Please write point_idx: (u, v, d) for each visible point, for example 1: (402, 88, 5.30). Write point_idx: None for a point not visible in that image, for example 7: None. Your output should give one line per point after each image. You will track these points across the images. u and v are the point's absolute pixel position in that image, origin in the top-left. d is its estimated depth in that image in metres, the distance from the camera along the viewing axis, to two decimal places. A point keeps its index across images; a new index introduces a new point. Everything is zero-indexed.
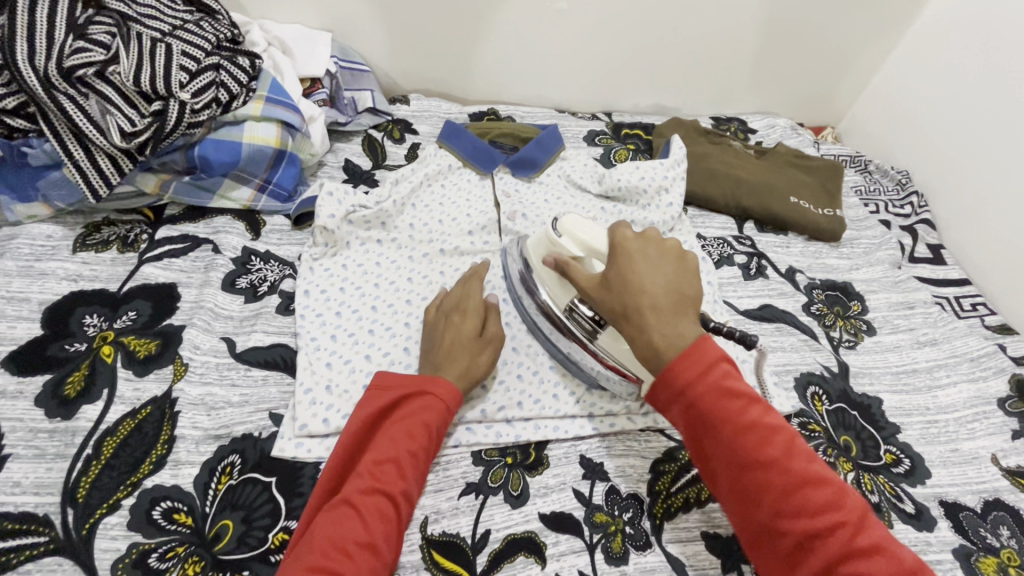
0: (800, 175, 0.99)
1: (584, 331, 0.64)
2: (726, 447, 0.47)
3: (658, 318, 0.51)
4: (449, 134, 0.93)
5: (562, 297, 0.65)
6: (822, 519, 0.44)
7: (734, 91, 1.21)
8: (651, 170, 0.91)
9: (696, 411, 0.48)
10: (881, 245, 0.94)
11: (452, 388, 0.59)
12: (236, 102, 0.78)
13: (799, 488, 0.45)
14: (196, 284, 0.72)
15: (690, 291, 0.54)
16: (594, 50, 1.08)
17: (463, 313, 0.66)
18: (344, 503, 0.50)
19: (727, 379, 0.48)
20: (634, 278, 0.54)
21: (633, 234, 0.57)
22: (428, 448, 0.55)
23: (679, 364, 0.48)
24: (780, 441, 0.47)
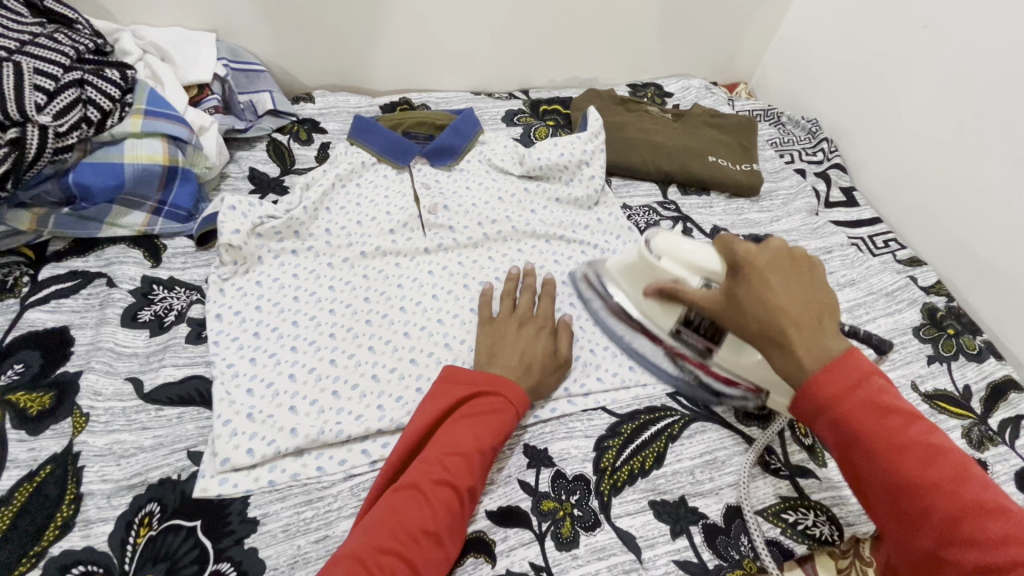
0: (717, 134, 1.01)
1: (694, 351, 0.66)
2: (841, 425, 0.46)
3: (805, 336, 0.49)
4: (360, 130, 0.88)
5: (668, 322, 0.66)
6: (925, 475, 0.43)
7: (647, 56, 1.21)
8: (570, 145, 0.89)
9: (804, 385, 0.48)
10: (798, 195, 0.97)
11: (521, 394, 0.59)
12: (111, 119, 0.71)
13: (965, 515, 0.42)
14: (91, 325, 0.66)
15: (823, 299, 0.53)
16: (501, 27, 1.05)
17: (537, 328, 0.66)
18: (415, 488, 0.50)
19: (881, 395, 0.46)
20: (771, 298, 0.51)
21: (761, 248, 0.54)
22: (495, 449, 0.55)
23: (831, 373, 0.47)
24: (944, 464, 0.44)
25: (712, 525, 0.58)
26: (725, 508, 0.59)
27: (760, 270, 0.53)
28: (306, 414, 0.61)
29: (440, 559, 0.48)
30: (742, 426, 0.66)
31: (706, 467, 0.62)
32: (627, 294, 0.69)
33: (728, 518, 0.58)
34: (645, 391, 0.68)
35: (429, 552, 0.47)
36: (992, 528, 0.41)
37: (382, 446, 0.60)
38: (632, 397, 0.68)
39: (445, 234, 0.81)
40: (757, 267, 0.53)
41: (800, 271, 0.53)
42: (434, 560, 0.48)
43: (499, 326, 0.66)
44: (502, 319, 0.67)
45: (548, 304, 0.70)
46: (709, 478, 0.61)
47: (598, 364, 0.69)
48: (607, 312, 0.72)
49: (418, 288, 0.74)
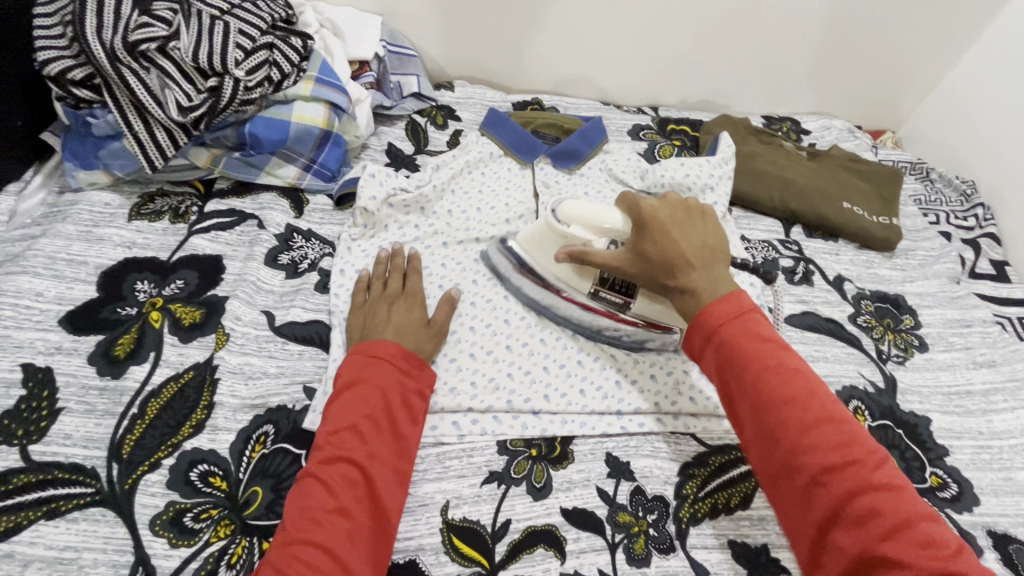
0: (855, 180, 0.95)
1: (614, 307, 0.69)
2: (722, 348, 0.52)
3: (703, 278, 0.57)
4: (492, 123, 0.92)
5: (583, 283, 0.69)
6: (834, 453, 0.45)
7: (788, 90, 1.16)
8: (697, 167, 0.88)
9: (724, 354, 0.52)
10: (939, 258, 0.89)
11: (397, 348, 0.60)
12: (287, 81, 0.80)
13: (815, 425, 0.47)
14: (240, 258, 0.74)
15: (714, 243, 0.60)
16: (643, 42, 1.06)
17: (407, 302, 0.66)
18: (310, 476, 0.50)
19: (755, 325, 0.52)
20: (674, 243, 0.59)
21: (660, 203, 0.62)
22: (387, 410, 0.55)
23: (716, 306, 0.54)
24: (802, 382, 0.49)
25: None
26: None
27: (661, 222, 0.60)
28: None
29: (354, 531, 0.48)
30: None
31: None
32: (535, 260, 0.72)
33: None
34: None
35: (333, 529, 0.47)
36: (830, 435, 0.46)
37: (471, 422, 0.62)
38: (725, 430, 0.65)
39: None
40: (658, 219, 0.60)
41: (692, 218, 0.61)
42: (345, 533, 0.47)
43: (369, 308, 0.66)
44: (371, 301, 0.67)
45: (415, 280, 0.70)
46: None
47: (692, 387, 0.67)
48: (528, 287, 0.73)
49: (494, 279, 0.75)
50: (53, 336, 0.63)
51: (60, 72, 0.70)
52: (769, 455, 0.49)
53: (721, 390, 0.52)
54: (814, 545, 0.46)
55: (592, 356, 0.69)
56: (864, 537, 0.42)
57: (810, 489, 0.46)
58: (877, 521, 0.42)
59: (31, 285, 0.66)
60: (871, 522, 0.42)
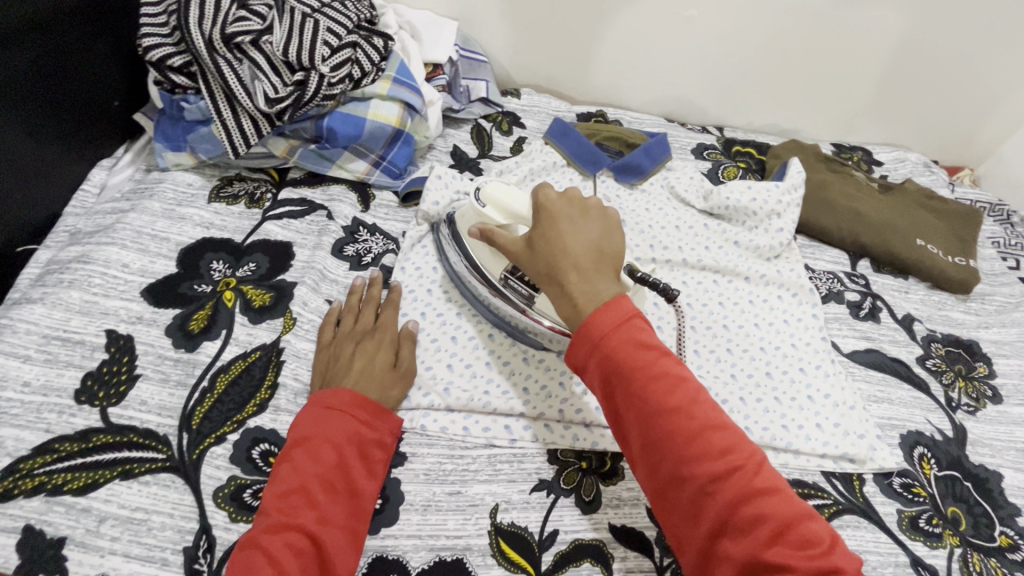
0: (930, 218, 0.91)
1: (521, 301, 0.65)
2: (608, 360, 0.48)
3: (581, 278, 0.52)
4: (557, 132, 0.93)
5: (496, 268, 0.66)
6: (719, 460, 0.44)
7: (861, 118, 1.13)
8: (765, 192, 0.86)
9: (613, 364, 0.48)
10: (1018, 306, 0.84)
11: (356, 399, 0.56)
12: (366, 80, 0.82)
13: (699, 434, 0.45)
14: (309, 246, 0.77)
15: (613, 245, 0.56)
16: (714, 62, 1.05)
17: (375, 342, 0.62)
18: (252, 547, 0.46)
19: (642, 332, 0.49)
20: (557, 238, 0.55)
21: (553, 196, 0.58)
22: (343, 464, 0.52)
23: (598, 313, 0.49)
24: (687, 391, 0.47)
25: None
26: None
27: (551, 217, 0.56)
28: (460, 375, 0.65)
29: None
30: (905, 537, 0.59)
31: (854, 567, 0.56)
32: (466, 238, 0.70)
33: None
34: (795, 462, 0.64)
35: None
36: (714, 442, 0.44)
37: (523, 427, 0.63)
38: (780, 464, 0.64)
39: None
40: (549, 211, 0.57)
41: (586, 216, 0.57)
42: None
43: (336, 346, 0.63)
44: (338, 339, 0.64)
45: (390, 316, 0.66)
46: None
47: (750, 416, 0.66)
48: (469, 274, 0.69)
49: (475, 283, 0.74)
50: (135, 306, 0.66)
51: (161, 58, 0.75)
52: (656, 468, 0.46)
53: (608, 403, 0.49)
54: (702, 555, 0.44)
55: None
56: (749, 544, 0.41)
57: (698, 499, 0.44)
58: (762, 527, 0.41)
59: (118, 257, 0.69)
60: (758, 527, 0.41)
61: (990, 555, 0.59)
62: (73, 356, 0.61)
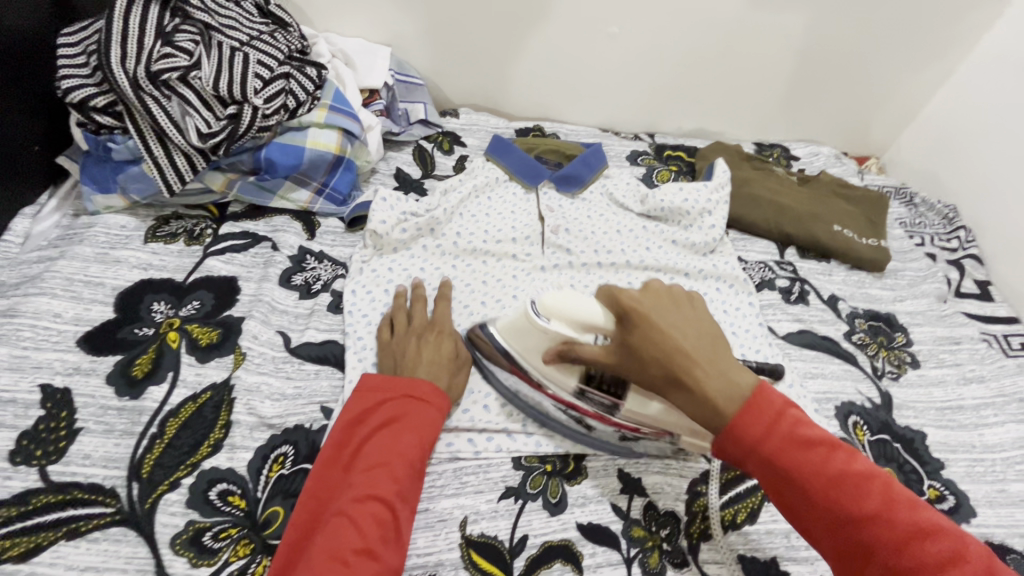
0: (843, 205, 0.99)
1: (601, 407, 0.61)
2: (722, 421, 0.49)
3: (711, 372, 0.50)
4: (497, 149, 0.97)
5: (567, 382, 0.61)
6: (872, 508, 0.44)
7: (777, 119, 1.22)
8: (695, 192, 0.92)
9: (720, 412, 0.49)
10: (927, 278, 0.92)
11: (433, 388, 0.60)
12: (303, 109, 0.83)
13: (838, 481, 0.45)
14: (255, 278, 0.76)
15: (711, 330, 0.54)
16: (639, 74, 1.12)
17: (434, 338, 0.66)
18: (341, 514, 0.50)
19: (751, 383, 0.50)
20: (666, 343, 0.51)
21: (640, 296, 0.54)
22: (421, 447, 0.56)
23: (740, 415, 0.48)
24: (819, 437, 0.47)
25: None
26: None
27: (648, 317, 0.52)
28: None
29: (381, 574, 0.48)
30: None
31: None
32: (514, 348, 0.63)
33: None
34: None
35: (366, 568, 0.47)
36: (860, 487, 0.45)
37: (486, 439, 0.64)
38: None
39: (562, 255, 0.87)
40: (646, 313, 0.52)
41: (681, 307, 0.54)
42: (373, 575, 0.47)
43: (395, 347, 0.66)
44: (398, 339, 0.67)
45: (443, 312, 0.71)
46: (805, 545, 0.59)
47: None
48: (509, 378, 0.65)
49: None
50: (71, 356, 0.64)
51: (82, 99, 0.73)
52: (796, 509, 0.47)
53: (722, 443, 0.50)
54: None
55: None
56: None
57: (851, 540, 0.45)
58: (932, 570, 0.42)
59: (48, 307, 0.66)
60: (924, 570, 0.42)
61: None
62: (4, 416, 0.58)
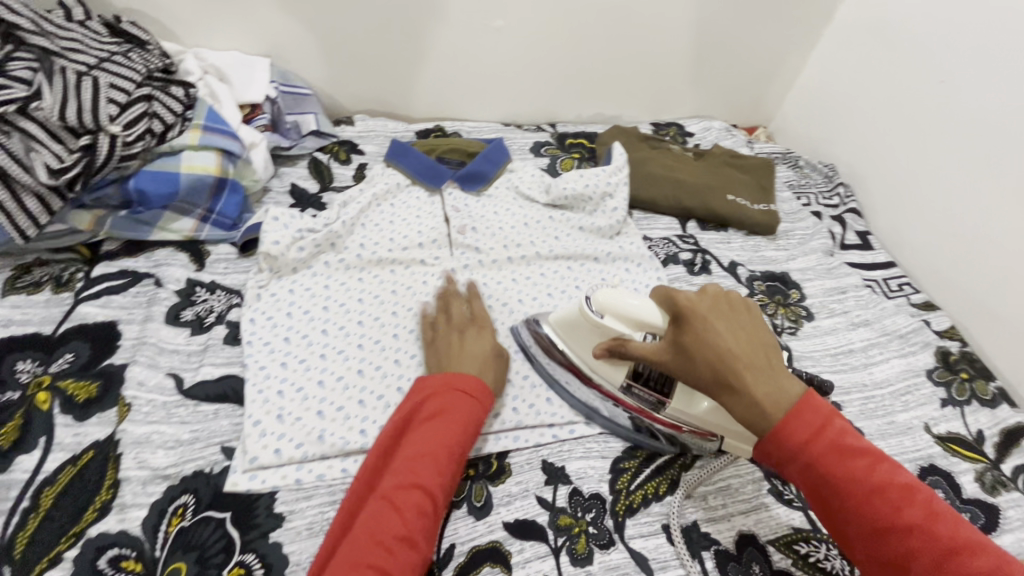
0: (737, 175, 1.05)
1: (647, 404, 0.64)
2: (809, 471, 0.48)
3: (757, 378, 0.52)
4: (396, 153, 0.94)
5: (616, 376, 0.65)
6: None
7: (672, 98, 1.26)
8: (595, 177, 0.93)
9: (817, 476, 0.48)
10: (814, 235, 0.99)
11: (479, 384, 0.61)
12: (173, 132, 0.78)
13: (950, 553, 0.44)
14: (137, 320, 0.70)
15: (765, 343, 0.55)
16: (532, 67, 1.12)
17: (476, 331, 0.70)
18: (383, 499, 0.51)
19: (842, 436, 0.49)
20: (714, 343, 0.53)
21: (698, 296, 0.57)
22: (467, 444, 0.57)
23: (789, 424, 0.49)
24: (920, 504, 0.46)
25: (724, 552, 0.58)
26: (738, 535, 0.59)
27: (702, 316, 0.55)
28: (332, 420, 0.63)
29: (418, 562, 0.49)
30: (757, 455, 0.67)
31: (718, 493, 0.63)
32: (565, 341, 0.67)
33: (740, 544, 0.59)
34: None
35: (408, 556, 0.48)
36: (971, 562, 0.44)
37: None
38: None
39: (472, 254, 0.86)
40: (697, 314, 0.55)
41: (734, 310, 0.56)
42: (411, 563, 0.48)
43: (443, 339, 0.69)
44: (441, 331, 0.70)
45: (478, 304, 0.74)
46: (721, 504, 0.62)
47: None
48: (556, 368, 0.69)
49: (342, 335, 0.72)
50: None
51: None
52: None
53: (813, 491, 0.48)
54: None
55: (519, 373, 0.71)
56: None
57: None
58: None
59: None
60: None
61: None
62: None
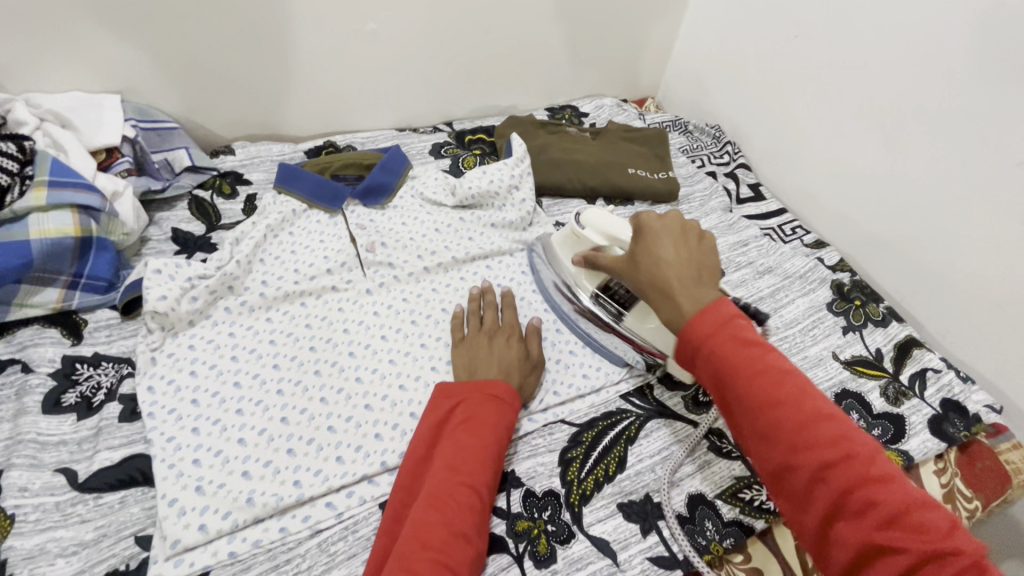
0: (634, 148, 1.08)
1: (610, 315, 0.72)
2: (714, 362, 0.48)
3: (683, 288, 0.53)
4: (286, 178, 0.88)
5: (587, 284, 0.74)
6: (832, 446, 0.44)
7: (561, 81, 1.27)
8: (498, 172, 0.93)
9: (718, 365, 0.48)
10: (712, 196, 1.04)
11: (509, 390, 0.62)
12: (11, 195, 0.68)
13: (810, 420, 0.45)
14: (8, 417, 0.61)
15: (708, 264, 0.56)
16: (416, 67, 1.09)
17: (505, 337, 0.70)
18: (429, 503, 0.51)
19: (742, 331, 0.49)
20: (651, 253, 0.57)
21: (664, 218, 0.59)
22: (500, 445, 0.57)
23: (700, 318, 0.50)
24: (792, 381, 0.47)
25: (678, 517, 0.60)
26: (688, 498, 0.62)
27: (653, 231, 0.58)
28: (262, 478, 0.59)
29: (474, 556, 0.50)
30: (693, 417, 0.69)
31: (664, 462, 0.65)
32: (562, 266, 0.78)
33: (692, 506, 0.61)
34: (599, 399, 0.71)
35: (461, 552, 0.49)
36: (828, 428, 0.45)
37: (347, 495, 0.60)
38: (588, 406, 0.70)
39: (386, 270, 0.82)
40: (652, 229, 0.58)
41: (690, 238, 0.57)
42: (468, 557, 0.49)
43: (471, 346, 0.69)
44: (471, 337, 0.70)
45: (511, 313, 0.74)
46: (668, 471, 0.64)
47: (552, 380, 0.71)
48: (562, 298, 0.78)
49: (258, 385, 0.67)
50: None
51: None
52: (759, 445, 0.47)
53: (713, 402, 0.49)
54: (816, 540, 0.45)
55: None
56: (863, 528, 0.42)
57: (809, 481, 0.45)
58: (875, 512, 0.42)
59: None
60: (869, 513, 0.42)
61: None
62: None
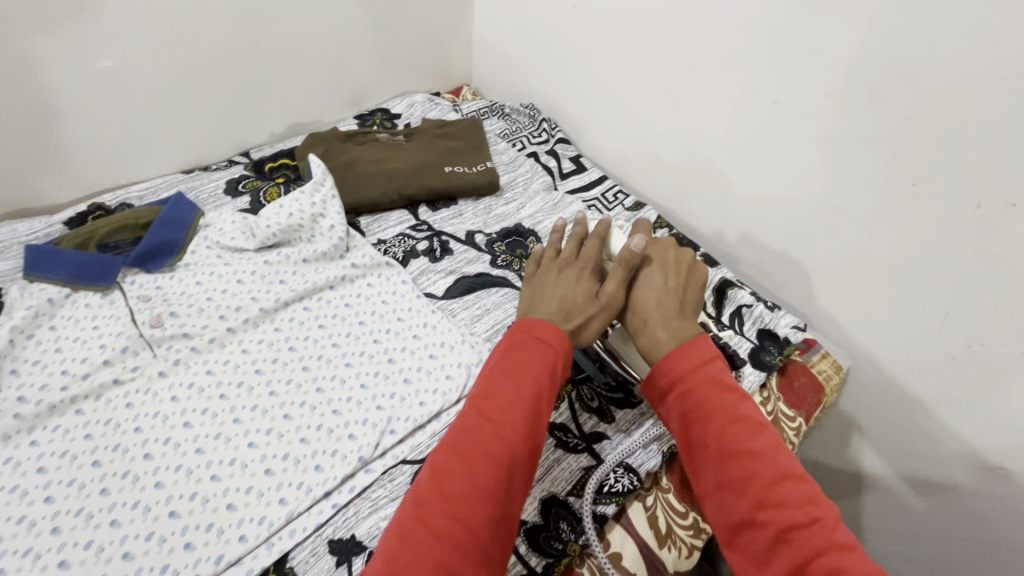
0: (449, 143, 1.04)
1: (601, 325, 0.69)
2: (687, 398, 0.50)
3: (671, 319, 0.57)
4: (35, 262, 0.74)
5: None
6: (802, 510, 0.42)
7: (366, 84, 1.19)
8: (296, 203, 0.85)
9: (692, 400, 0.50)
10: (533, 178, 1.04)
11: (558, 333, 0.53)
12: None
13: (781, 478, 0.44)
14: None
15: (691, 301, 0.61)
16: (183, 100, 0.96)
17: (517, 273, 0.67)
18: (445, 450, 0.45)
19: (721, 374, 0.51)
20: (635, 302, 0.59)
21: (665, 252, 0.63)
22: (546, 392, 0.50)
23: (673, 357, 0.52)
24: (768, 435, 0.47)
25: (533, 527, 0.58)
26: (541, 504, 0.60)
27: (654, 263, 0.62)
28: None
29: (486, 526, 0.42)
30: None
31: None
32: None
33: (545, 512, 0.60)
34: (441, 427, 0.68)
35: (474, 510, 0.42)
36: (798, 488, 0.43)
37: None
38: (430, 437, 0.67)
39: (183, 343, 0.71)
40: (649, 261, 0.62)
41: (680, 273, 0.62)
42: (474, 529, 0.41)
43: None
44: None
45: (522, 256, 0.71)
46: None
47: (388, 419, 0.67)
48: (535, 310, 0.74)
49: (26, 529, 0.55)
50: None
51: None
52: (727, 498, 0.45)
53: (688, 450, 0.49)
54: None
55: (281, 456, 0.63)
56: None
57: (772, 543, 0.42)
58: None
59: None
60: None
61: (593, 380, 0.73)
62: None
